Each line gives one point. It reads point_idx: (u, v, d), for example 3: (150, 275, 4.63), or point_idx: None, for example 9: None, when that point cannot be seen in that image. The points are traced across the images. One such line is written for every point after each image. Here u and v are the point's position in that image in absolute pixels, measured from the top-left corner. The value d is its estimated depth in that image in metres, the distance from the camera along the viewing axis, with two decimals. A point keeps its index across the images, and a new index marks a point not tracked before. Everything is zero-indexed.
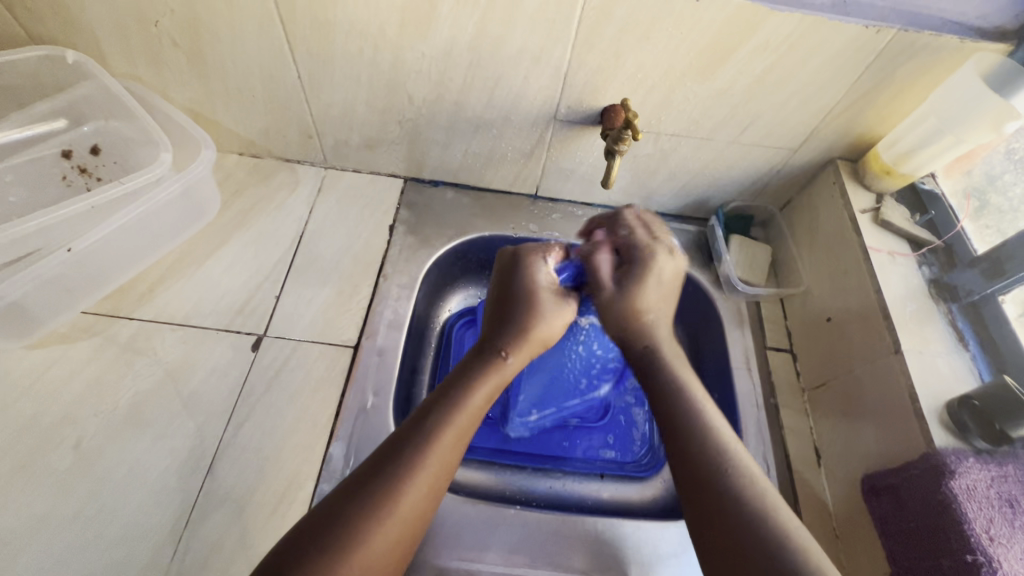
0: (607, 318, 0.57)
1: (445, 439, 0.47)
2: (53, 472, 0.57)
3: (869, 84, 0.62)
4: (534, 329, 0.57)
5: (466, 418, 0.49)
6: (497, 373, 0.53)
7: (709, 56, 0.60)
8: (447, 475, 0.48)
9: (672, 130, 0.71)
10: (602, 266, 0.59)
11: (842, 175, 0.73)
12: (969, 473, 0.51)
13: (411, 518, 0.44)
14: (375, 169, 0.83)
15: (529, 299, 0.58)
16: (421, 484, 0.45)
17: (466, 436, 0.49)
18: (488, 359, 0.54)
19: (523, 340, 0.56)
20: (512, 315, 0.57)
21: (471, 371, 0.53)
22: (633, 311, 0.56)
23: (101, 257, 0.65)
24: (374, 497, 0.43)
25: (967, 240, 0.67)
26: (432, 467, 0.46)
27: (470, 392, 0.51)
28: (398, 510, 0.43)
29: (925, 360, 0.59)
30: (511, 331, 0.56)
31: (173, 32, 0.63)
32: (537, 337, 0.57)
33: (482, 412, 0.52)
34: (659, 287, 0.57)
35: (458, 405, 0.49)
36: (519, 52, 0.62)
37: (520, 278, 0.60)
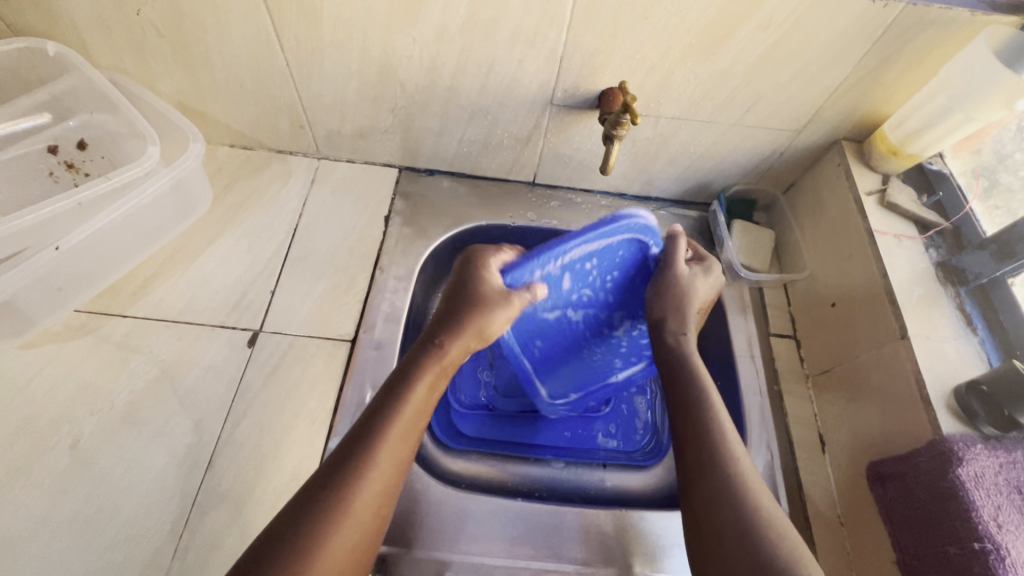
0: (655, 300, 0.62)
1: (393, 443, 0.48)
2: (51, 473, 0.57)
3: (876, 61, 0.60)
4: (473, 325, 0.56)
5: (412, 418, 0.50)
6: (436, 368, 0.53)
7: (710, 35, 0.58)
8: (399, 476, 0.48)
9: (672, 113, 0.69)
10: (680, 244, 0.63)
11: (847, 156, 0.71)
12: (978, 459, 0.50)
13: (367, 525, 0.45)
14: (369, 158, 0.81)
15: (474, 295, 0.57)
16: (371, 491, 0.45)
17: (412, 439, 0.50)
18: (426, 357, 0.54)
19: (461, 336, 0.56)
20: (453, 310, 0.57)
21: (410, 372, 0.52)
22: (693, 299, 0.62)
23: (90, 255, 0.64)
24: (327, 506, 0.43)
25: (976, 221, 0.65)
26: (387, 466, 0.47)
27: (411, 392, 0.51)
28: (356, 509, 0.44)
29: (932, 345, 0.58)
30: (450, 329, 0.56)
31: (156, 21, 0.61)
32: (481, 332, 0.57)
33: (424, 415, 0.52)
34: (714, 286, 0.65)
35: (401, 407, 0.49)
36: (513, 35, 0.60)
37: (471, 274, 0.59)
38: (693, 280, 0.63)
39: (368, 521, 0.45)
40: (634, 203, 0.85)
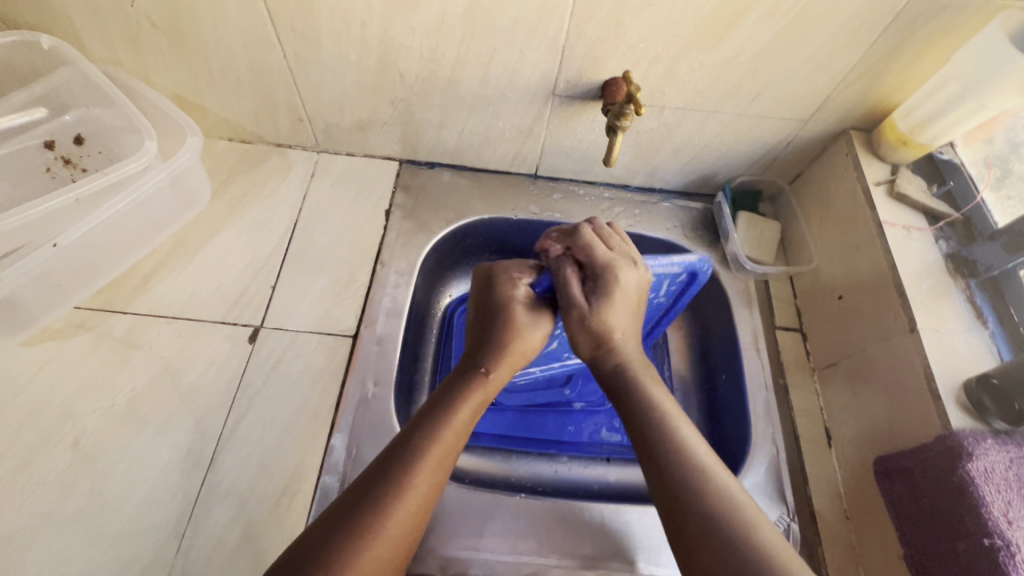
0: (578, 343, 0.57)
1: (432, 461, 0.48)
2: (54, 470, 0.57)
3: (886, 48, 0.59)
4: (511, 347, 0.57)
5: (451, 437, 0.51)
6: (479, 391, 0.54)
7: (716, 22, 0.57)
8: (437, 492, 0.49)
9: (677, 103, 0.67)
10: (571, 280, 0.57)
11: (855, 146, 0.70)
12: (987, 454, 0.49)
13: (402, 541, 0.45)
14: (369, 151, 0.80)
15: (508, 317, 0.58)
16: (411, 503, 0.46)
17: (449, 460, 0.50)
18: (468, 379, 0.55)
19: (504, 357, 0.57)
20: (490, 334, 0.58)
21: (450, 393, 0.53)
22: (609, 329, 0.56)
23: (88, 252, 0.63)
24: (365, 517, 0.44)
25: (987, 212, 0.64)
26: (423, 484, 0.47)
27: (455, 408, 0.52)
28: (391, 524, 0.44)
29: (943, 339, 0.57)
30: (490, 350, 0.57)
31: (150, 13, 0.60)
32: (522, 350, 0.58)
33: (462, 436, 0.52)
34: (629, 302, 0.56)
35: (439, 426, 0.50)
36: (514, 24, 0.59)
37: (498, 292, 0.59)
38: (601, 308, 0.55)
39: (406, 538, 0.45)
40: (638, 195, 0.84)
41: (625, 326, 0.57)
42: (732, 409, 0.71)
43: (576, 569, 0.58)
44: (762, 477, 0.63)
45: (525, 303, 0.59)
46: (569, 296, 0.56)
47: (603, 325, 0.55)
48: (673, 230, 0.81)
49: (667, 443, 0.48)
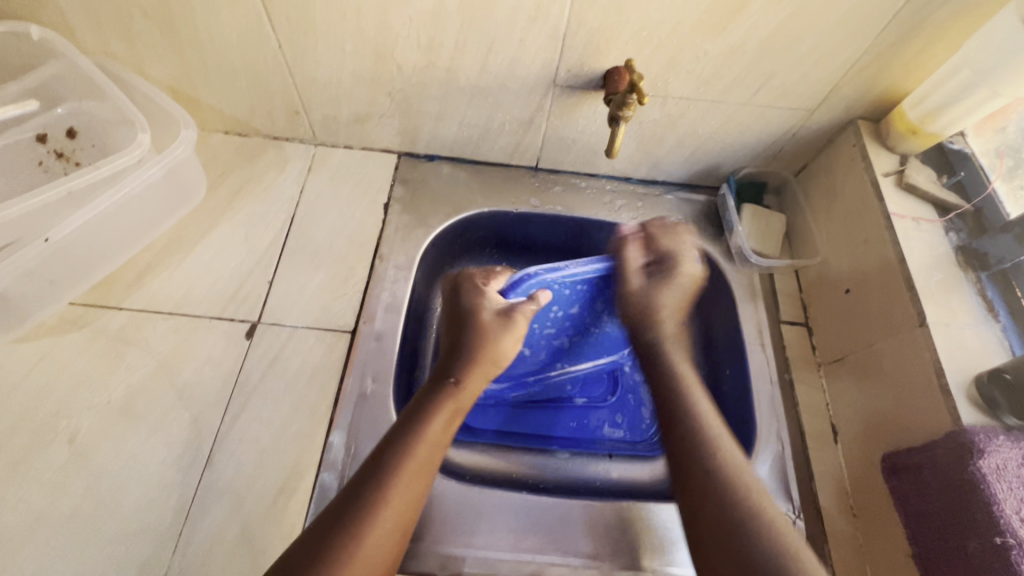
0: (625, 303, 0.64)
1: (405, 478, 0.47)
2: (48, 468, 0.56)
3: (896, 35, 0.57)
4: (481, 354, 0.56)
5: (426, 450, 0.49)
6: (451, 401, 0.53)
7: (721, 9, 0.55)
8: (416, 507, 0.48)
9: (680, 93, 0.66)
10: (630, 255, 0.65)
11: (863, 137, 0.68)
12: (1000, 451, 0.48)
13: (382, 561, 0.44)
14: (367, 144, 0.79)
15: (476, 325, 0.57)
16: (385, 524, 0.45)
17: (426, 474, 0.49)
18: (439, 391, 0.53)
19: (475, 366, 0.56)
20: (460, 344, 0.57)
21: (421, 407, 0.52)
22: (655, 304, 0.62)
23: (81, 247, 0.62)
24: (346, 524, 0.44)
25: (999, 203, 0.62)
26: (397, 502, 0.46)
27: (426, 423, 0.51)
28: (365, 547, 0.43)
29: (952, 333, 0.56)
30: (460, 361, 0.56)
31: (141, 2, 0.58)
32: (490, 363, 0.57)
33: (440, 449, 0.51)
34: (684, 289, 0.64)
35: (411, 443, 0.49)
36: (513, 11, 0.57)
37: (467, 301, 0.60)
38: (656, 288, 0.63)
39: (387, 544, 0.45)
40: (640, 188, 0.82)
41: (675, 308, 0.63)
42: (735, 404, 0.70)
43: (577, 567, 0.58)
44: (767, 472, 0.62)
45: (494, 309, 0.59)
46: (624, 257, 0.64)
47: (655, 302, 0.62)
48: (676, 223, 0.80)
49: (690, 429, 0.51)
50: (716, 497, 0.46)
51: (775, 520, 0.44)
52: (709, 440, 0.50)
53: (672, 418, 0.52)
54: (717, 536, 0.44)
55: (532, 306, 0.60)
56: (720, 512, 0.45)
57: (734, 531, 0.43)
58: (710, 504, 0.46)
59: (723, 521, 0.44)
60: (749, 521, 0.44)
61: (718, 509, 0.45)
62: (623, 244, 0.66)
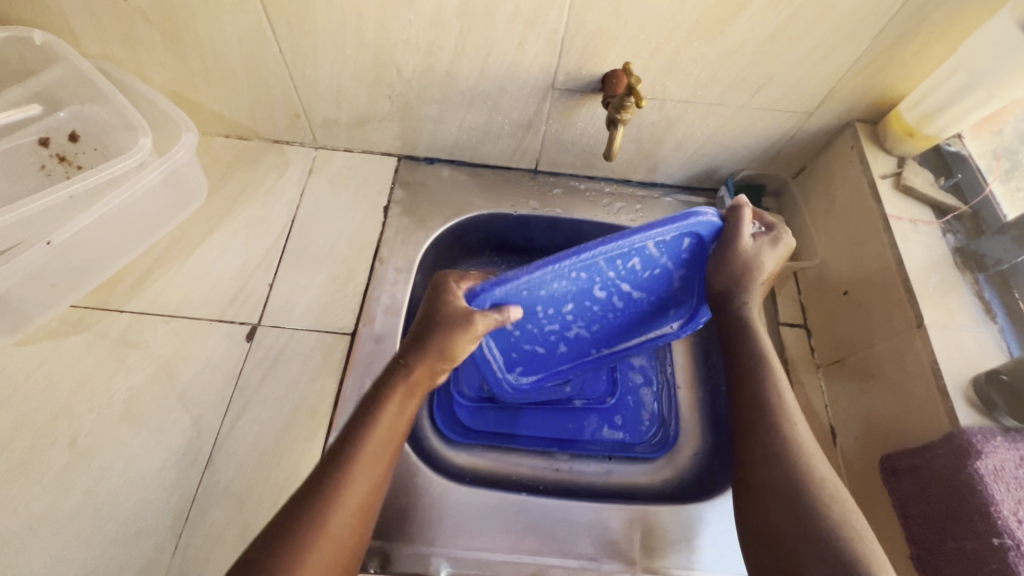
0: (718, 274, 0.58)
1: (362, 466, 0.47)
2: (50, 470, 0.56)
3: (892, 38, 0.58)
4: (439, 347, 0.52)
5: (382, 436, 0.49)
6: (404, 388, 0.52)
7: (718, 13, 0.56)
8: (377, 494, 0.48)
9: (678, 96, 0.66)
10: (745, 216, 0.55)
11: (861, 139, 0.68)
12: (997, 452, 0.48)
13: (345, 550, 0.44)
14: (367, 148, 0.80)
15: (435, 319, 0.53)
16: (344, 513, 0.44)
17: (384, 460, 0.48)
18: (393, 378, 0.52)
19: (427, 355, 0.52)
20: (418, 334, 0.54)
21: (376, 395, 0.51)
22: (754, 267, 0.57)
23: (82, 251, 0.62)
24: (299, 522, 0.43)
25: (997, 204, 0.63)
26: (355, 491, 0.46)
27: (379, 412, 0.50)
28: (327, 536, 0.43)
29: (950, 334, 0.56)
30: (417, 347, 0.53)
31: (143, 8, 0.59)
32: (452, 357, 0.53)
33: (397, 435, 0.50)
34: (781, 253, 0.59)
35: (365, 432, 0.48)
36: (512, 16, 0.58)
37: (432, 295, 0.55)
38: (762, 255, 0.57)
39: (348, 536, 0.45)
40: (639, 190, 0.83)
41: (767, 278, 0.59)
42: None
43: (576, 568, 0.58)
44: None
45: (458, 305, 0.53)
46: (736, 228, 0.55)
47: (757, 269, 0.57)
48: None
49: (768, 408, 0.52)
50: (781, 472, 0.48)
51: (844, 507, 0.45)
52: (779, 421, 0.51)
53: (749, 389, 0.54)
54: (784, 511, 0.46)
55: (495, 317, 0.53)
56: (787, 488, 0.47)
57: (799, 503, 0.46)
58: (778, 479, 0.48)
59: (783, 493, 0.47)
60: (828, 504, 0.45)
61: (787, 487, 0.47)
62: (736, 214, 0.55)
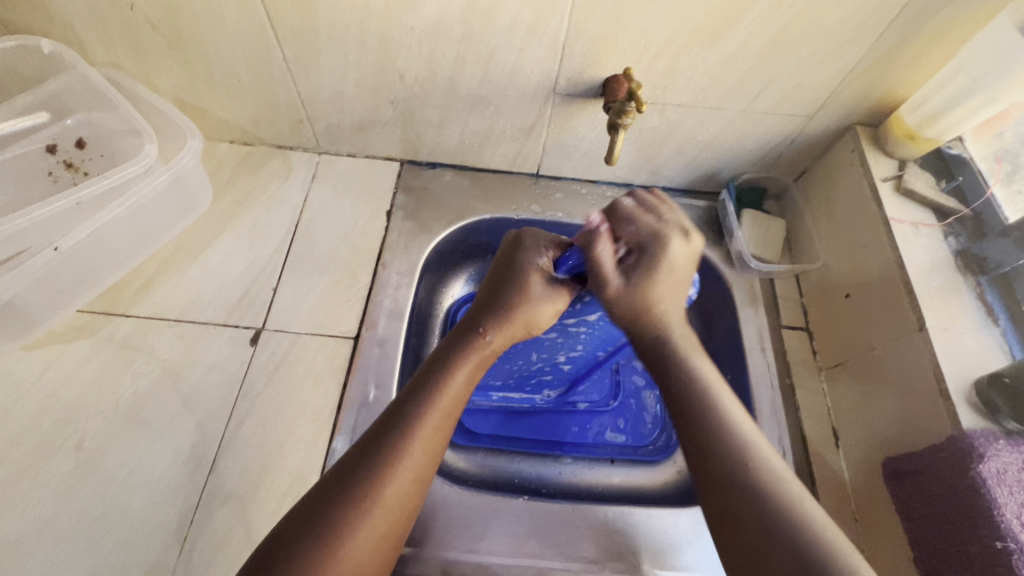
0: (611, 309, 0.53)
1: (429, 429, 0.47)
2: (56, 473, 0.57)
3: (892, 42, 0.58)
4: (519, 314, 0.56)
5: (449, 401, 0.50)
6: (477, 354, 0.54)
7: (718, 18, 0.56)
8: (436, 460, 0.48)
9: (679, 100, 0.67)
10: (605, 249, 0.53)
11: (861, 142, 0.69)
12: (1000, 456, 0.48)
13: (400, 513, 0.45)
14: (369, 153, 0.80)
15: (520, 286, 0.56)
16: (406, 473, 0.45)
17: (447, 424, 0.49)
18: (468, 343, 0.54)
19: (506, 325, 0.56)
20: (498, 299, 0.57)
21: (449, 358, 0.52)
22: (652, 299, 0.52)
23: (88, 257, 0.63)
24: (350, 496, 0.43)
25: (998, 207, 0.62)
26: (419, 452, 0.46)
27: (449, 377, 0.51)
28: (388, 495, 0.44)
29: (952, 337, 0.56)
30: (493, 317, 0.56)
31: (150, 16, 0.60)
32: (532, 325, 0.57)
33: (461, 400, 0.51)
34: (674, 276, 0.52)
35: (433, 394, 0.49)
36: (513, 22, 0.58)
37: (520, 257, 0.58)
38: (624, 284, 0.52)
39: (404, 507, 0.45)
40: None
41: (670, 298, 0.53)
42: None
43: (580, 572, 0.58)
44: None
45: (541, 278, 0.57)
46: (597, 260, 0.53)
47: (647, 299, 0.52)
48: None
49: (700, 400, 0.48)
50: (749, 488, 0.43)
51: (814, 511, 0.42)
52: (736, 445, 0.45)
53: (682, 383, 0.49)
54: (749, 529, 0.42)
55: (576, 287, 0.59)
56: (745, 506, 0.42)
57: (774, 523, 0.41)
58: (740, 496, 0.43)
59: (755, 505, 0.42)
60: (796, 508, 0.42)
61: (748, 490, 0.43)
62: (592, 240, 0.54)
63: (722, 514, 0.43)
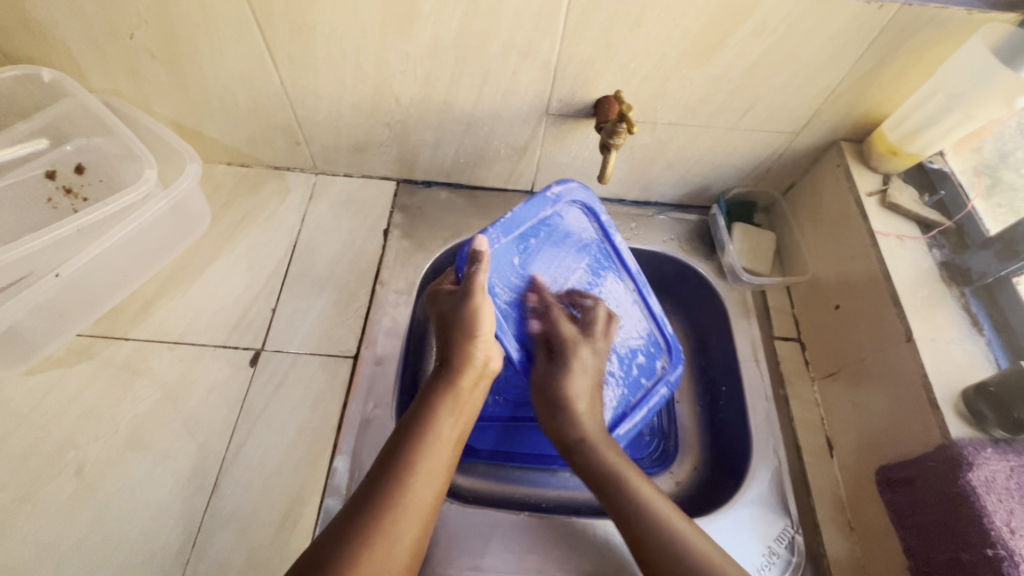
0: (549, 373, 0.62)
1: (424, 459, 0.50)
2: (56, 499, 0.57)
3: (872, 62, 0.60)
4: (470, 330, 0.57)
5: (442, 433, 0.52)
6: (458, 389, 0.56)
7: (704, 42, 0.58)
8: (439, 489, 0.50)
9: (669, 119, 0.69)
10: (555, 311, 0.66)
11: (846, 156, 0.70)
12: (988, 463, 0.49)
13: (411, 541, 0.46)
14: (366, 172, 0.81)
15: (459, 315, 0.58)
16: (408, 506, 0.47)
17: (444, 455, 0.52)
18: (442, 386, 0.56)
19: (464, 345, 0.57)
20: (449, 335, 0.58)
21: (429, 400, 0.55)
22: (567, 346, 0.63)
23: (87, 282, 0.63)
24: (354, 533, 0.44)
25: (980, 220, 0.64)
26: (421, 481, 0.49)
27: (436, 414, 0.53)
28: (393, 529, 0.45)
29: (939, 347, 0.57)
30: (451, 344, 0.58)
31: (149, 44, 0.61)
32: (479, 334, 0.58)
33: (456, 431, 0.54)
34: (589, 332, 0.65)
35: (423, 430, 0.52)
36: (506, 46, 0.60)
37: (445, 300, 0.61)
38: (566, 374, 0.61)
39: (413, 542, 0.47)
40: (633, 209, 0.85)
41: (588, 395, 0.61)
42: (733, 421, 0.71)
43: None
44: (764, 491, 0.64)
45: (455, 292, 0.60)
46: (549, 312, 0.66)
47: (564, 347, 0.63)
48: (669, 243, 0.82)
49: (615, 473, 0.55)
50: (661, 545, 0.50)
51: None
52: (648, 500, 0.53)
53: (605, 480, 0.55)
54: None
55: (471, 268, 0.59)
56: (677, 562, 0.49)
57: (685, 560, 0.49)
58: (655, 542, 0.50)
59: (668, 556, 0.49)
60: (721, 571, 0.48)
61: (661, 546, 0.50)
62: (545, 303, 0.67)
63: (649, 557, 0.50)
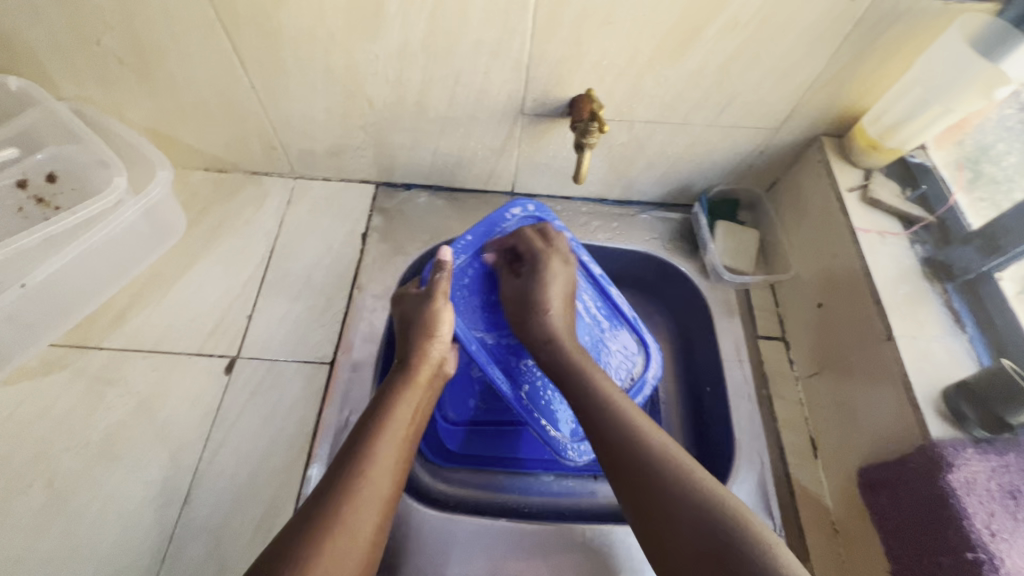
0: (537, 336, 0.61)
1: (380, 453, 0.49)
2: (26, 512, 0.56)
3: (849, 57, 0.59)
4: (430, 330, 0.58)
5: (397, 428, 0.52)
6: (413, 385, 0.56)
7: (676, 38, 0.57)
8: (396, 483, 0.50)
9: (646, 117, 0.68)
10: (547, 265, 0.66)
11: (827, 152, 0.70)
12: (968, 465, 0.48)
13: (366, 538, 0.45)
14: (344, 175, 0.81)
15: (423, 319, 0.59)
16: (367, 498, 0.46)
17: (400, 452, 0.51)
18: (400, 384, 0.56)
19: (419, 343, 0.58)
20: (409, 335, 0.59)
21: (387, 394, 0.55)
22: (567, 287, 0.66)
23: (58, 292, 0.63)
24: (311, 527, 0.43)
25: (961, 215, 0.62)
26: (377, 476, 0.48)
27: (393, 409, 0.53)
28: (350, 522, 0.44)
29: (919, 345, 0.56)
30: (408, 344, 0.59)
31: (116, 50, 0.60)
32: (438, 334, 0.59)
33: (411, 427, 0.54)
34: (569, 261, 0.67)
35: (381, 425, 0.51)
36: (475, 47, 0.59)
37: (411, 305, 0.61)
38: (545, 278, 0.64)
39: (370, 535, 0.46)
40: (615, 208, 0.84)
41: (561, 299, 0.64)
42: (717, 422, 0.71)
43: None
44: (746, 494, 0.63)
45: (417, 297, 0.61)
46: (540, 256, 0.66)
47: (537, 279, 0.64)
48: (651, 242, 0.81)
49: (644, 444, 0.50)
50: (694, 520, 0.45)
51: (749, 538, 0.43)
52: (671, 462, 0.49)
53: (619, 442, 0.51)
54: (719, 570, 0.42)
55: (437, 274, 0.62)
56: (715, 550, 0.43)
57: (663, 485, 0.47)
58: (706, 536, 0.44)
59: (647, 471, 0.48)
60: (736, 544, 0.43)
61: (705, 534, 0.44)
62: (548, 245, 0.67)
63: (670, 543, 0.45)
